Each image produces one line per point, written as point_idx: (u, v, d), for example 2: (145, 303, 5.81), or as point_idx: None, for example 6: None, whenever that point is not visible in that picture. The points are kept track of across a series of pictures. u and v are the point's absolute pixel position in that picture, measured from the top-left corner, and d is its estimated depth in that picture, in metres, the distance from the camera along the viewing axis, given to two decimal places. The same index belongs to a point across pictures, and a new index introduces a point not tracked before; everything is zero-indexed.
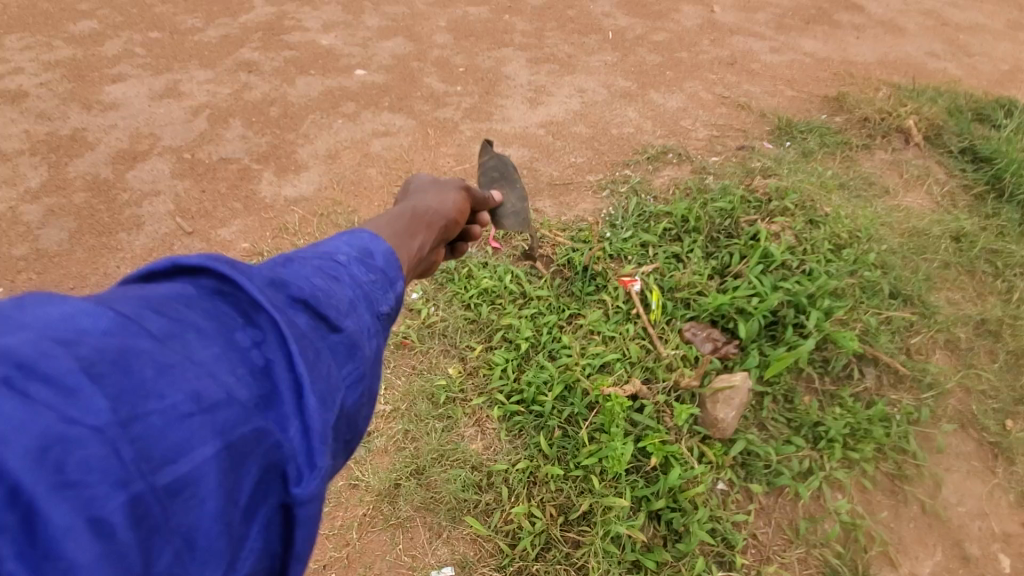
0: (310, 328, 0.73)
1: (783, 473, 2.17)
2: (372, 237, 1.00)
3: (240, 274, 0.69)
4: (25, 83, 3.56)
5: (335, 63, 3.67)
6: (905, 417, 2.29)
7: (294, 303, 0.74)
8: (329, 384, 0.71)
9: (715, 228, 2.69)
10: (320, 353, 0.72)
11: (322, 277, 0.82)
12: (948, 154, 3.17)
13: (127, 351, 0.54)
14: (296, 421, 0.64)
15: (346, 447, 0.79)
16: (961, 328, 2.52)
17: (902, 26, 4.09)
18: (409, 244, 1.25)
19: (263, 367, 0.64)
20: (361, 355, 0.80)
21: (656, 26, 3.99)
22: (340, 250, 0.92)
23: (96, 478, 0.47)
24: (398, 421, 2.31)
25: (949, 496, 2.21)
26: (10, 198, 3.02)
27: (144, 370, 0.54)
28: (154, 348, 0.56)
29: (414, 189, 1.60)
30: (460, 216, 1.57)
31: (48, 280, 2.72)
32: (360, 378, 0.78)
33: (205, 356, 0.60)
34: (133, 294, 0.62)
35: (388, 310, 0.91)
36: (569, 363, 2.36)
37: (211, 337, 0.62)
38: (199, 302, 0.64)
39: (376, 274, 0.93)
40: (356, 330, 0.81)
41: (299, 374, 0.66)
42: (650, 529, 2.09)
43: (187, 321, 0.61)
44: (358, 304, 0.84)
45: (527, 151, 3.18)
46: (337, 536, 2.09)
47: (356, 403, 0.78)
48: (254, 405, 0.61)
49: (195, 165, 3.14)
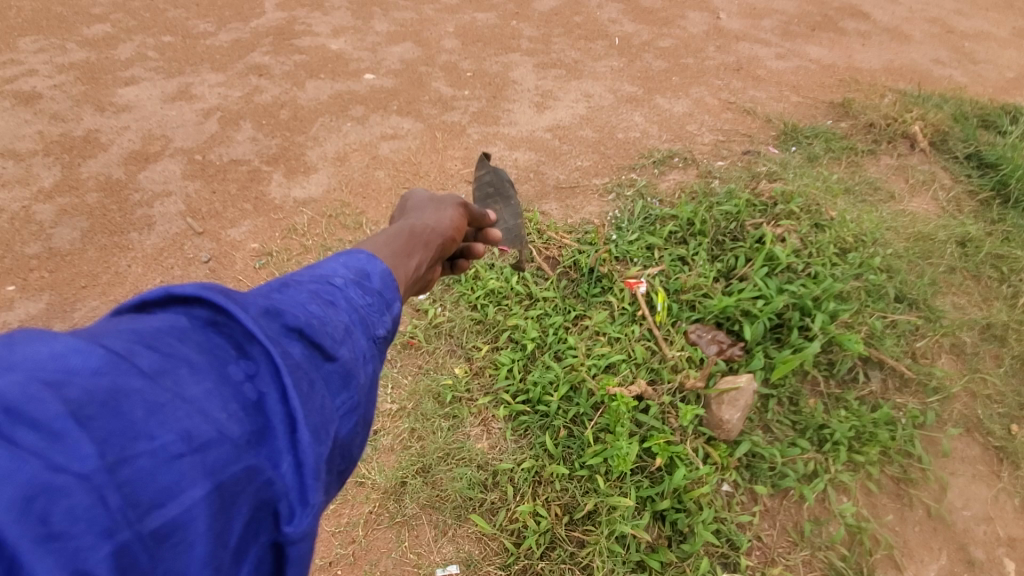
0: (304, 358, 0.76)
1: (789, 475, 2.19)
2: (369, 258, 1.06)
3: (234, 305, 0.71)
4: (39, 84, 3.61)
5: (344, 67, 3.71)
6: (911, 420, 2.31)
7: (287, 332, 0.77)
8: (321, 417, 0.74)
9: (720, 231, 2.71)
10: (314, 383, 0.75)
11: (316, 303, 0.86)
12: (954, 160, 3.19)
13: (118, 392, 0.56)
14: (288, 456, 0.67)
15: (340, 475, 0.83)
16: (967, 333, 2.53)
17: (908, 34, 4.10)
18: (406, 263, 1.28)
19: (255, 402, 0.67)
20: (354, 383, 0.84)
21: (663, 32, 4.02)
22: (336, 273, 0.96)
23: (81, 529, 0.49)
24: (404, 420, 2.35)
25: (954, 499, 2.23)
26: (24, 197, 3.07)
27: (133, 411, 0.56)
28: (145, 388, 0.59)
29: (411, 207, 1.65)
30: (457, 233, 1.60)
31: (61, 279, 2.77)
32: (354, 407, 0.83)
33: (196, 393, 0.63)
34: (126, 328, 0.64)
35: (384, 334, 0.96)
36: (574, 364, 2.39)
37: (204, 371, 0.64)
38: (192, 335, 0.67)
39: (372, 297, 0.98)
40: (349, 359, 0.84)
41: (291, 408, 0.69)
42: (655, 529, 2.12)
43: (180, 356, 0.64)
44: (353, 330, 0.88)
45: (534, 155, 3.21)
46: (344, 533, 2.13)
47: (348, 432, 0.82)
48: (246, 442, 0.64)
49: (206, 167, 3.19)
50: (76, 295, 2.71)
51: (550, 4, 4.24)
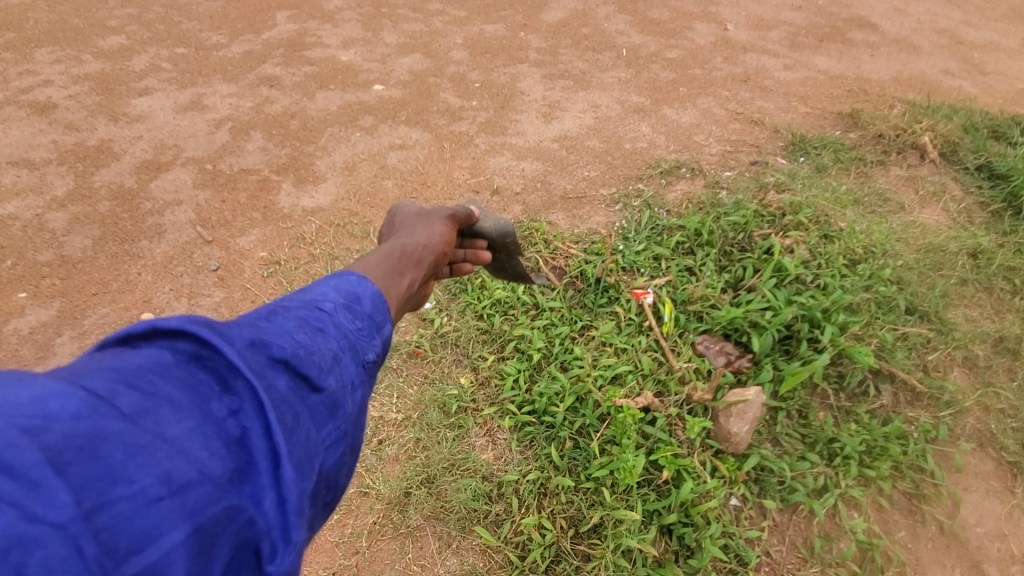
0: (289, 391, 0.78)
1: (798, 490, 2.16)
2: (359, 281, 1.09)
3: (219, 339, 0.73)
4: (54, 95, 3.67)
5: (354, 78, 3.75)
6: (923, 435, 2.28)
7: (274, 364, 0.79)
8: (305, 450, 0.76)
9: (728, 242, 2.70)
10: (299, 416, 0.78)
11: (304, 331, 0.89)
12: (964, 171, 3.17)
13: (97, 435, 0.57)
14: (271, 493, 0.69)
15: (325, 506, 0.86)
16: (980, 346, 2.49)
17: (916, 45, 4.10)
18: (397, 283, 1.29)
19: (238, 438, 0.69)
20: (341, 413, 0.87)
21: (670, 43, 4.04)
22: (326, 298, 0.99)
23: None
24: (409, 430, 2.34)
25: (967, 516, 2.19)
26: (37, 205, 3.11)
27: (113, 455, 0.58)
28: (125, 429, 0.60)
29: (400, 225, 1.65)
30: (447, 248, 1.60)
31: (72, 286, 2.80)
32: (340, 437, 0.86)
33: (178, 432, 0.64)
34: (108, 366, 0.66)
35: (373, 358, 0.99)
36: (580, 375, 2.38)
37: (186, 410, 0.66)
38: (175, 371, 0.69)
39: (362, 321, 1.01)
40: (336, 389, 0.87)
41: (275, 443, 0.71)
42: (661, 544, 2.09)
43: (161, 395, 0.65)
44: (339, 359, 0.91)
45: (541, 165, 3.22)
46: (347, 544, 2.12)
47: (334, 463, 0.84)
48: (227, 480, 0.66)
49: (216, 176, 3.22)
50: (87, 302, 2.74)
51: (558, 16, 4.27)
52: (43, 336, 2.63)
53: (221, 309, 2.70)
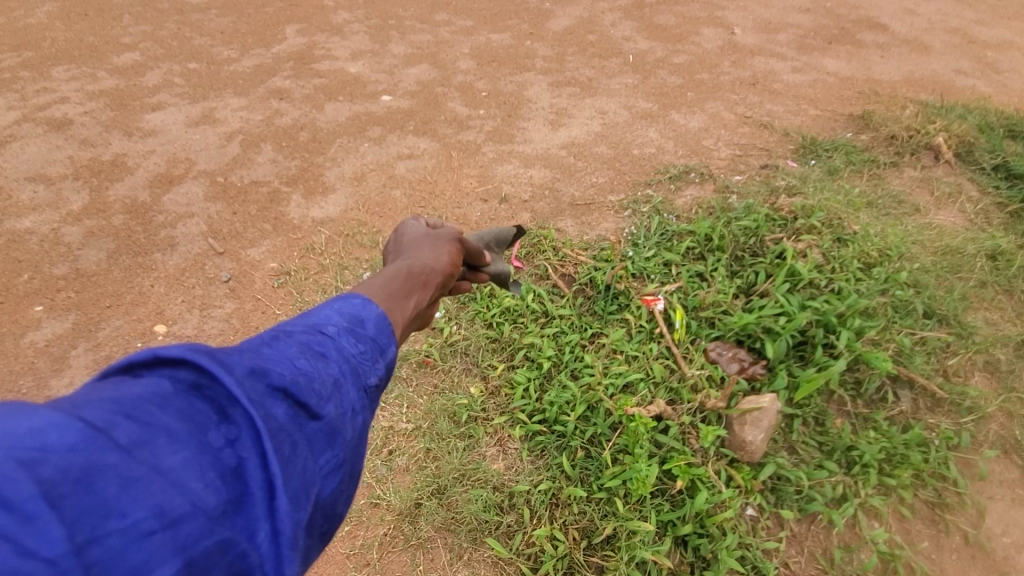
0: (287, 420, 0.78)
1: (816, 500, 2.11)
2: (363, 303, 1.08)
3: (219, 367, 0.72)
4: (69, 111, 3.74)
5: (362, 90, 3.79)
6: (944, 442, 2.22)
7: (273, 392, 0.78)
8: (301, 480, 0.75)
9: (739, 247, 2.67)
10: (296, 445, 0.77)
11: (305, 357, 0.88)
12: (980, 171, 3.11)
13: (92, 468, 0.57)
14: (265, 524, 0.68)
15: (322, 535, 0.84)
16: (1001, 350, 2.44)
17: (927, 45, 4.05)
18: (403, 305, 1.28)
19: (234, 468, 0.68)
20: (339, 440, 0.86)
21: (677, 49, 4.03)
22: (329, 321, 0.99)
23: None
24: (420, 440, 2.32)
25: (993, 525, 2.12)
26: (53, 220, 3.15)
27: (107, 487, 0.57)
28: (121, 462, 0.59)
29: (407, 243, 1.64)
30: (454, 269, 1.60)
31: (86, 299, 2.83)
32: (339, 464, 0.84)
33: (174, 463, 0.63)
34: (106, 397, 0.65)
35: (375, 382, 0.98)
36: (591, 383, 2.34)
37: (182, 441, 0.65)
38: (173, 402, 0.68)
39: (366, 344, 1.00)
40: (335, 417, 0.86)
41: (270, 473, 0.70)
42: (676, 555, 2.05)
43: (159, 425, 0.65)
44: (340, 386, 0.90)
45: (549, 172, 3.22)
46: (359, 556, 2.10)
47: (332, 491, 0.83)
48: (221, 512, 0.65)
49: (228, 188, 3.25)
50: (101, 314, 2.77)
51: (563, 24, 4.28)
52: (59, 349, 2.65)
53: (233, 320, 2.72)
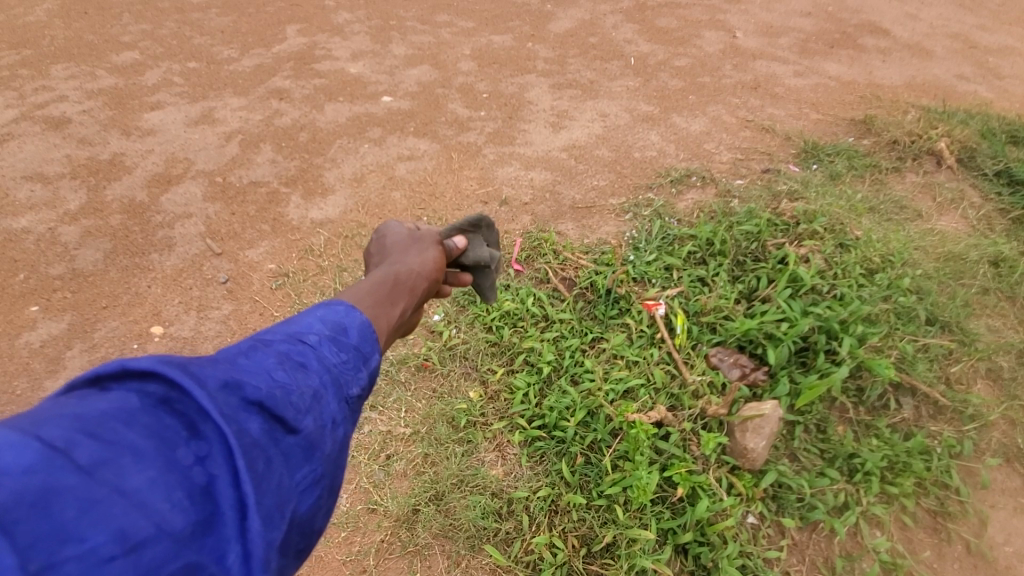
0: (262, 434, 0.75)
1: (818, 508, 2.08)
2: (346, 310, 1.05)
3: (190, 381, 0.70)
4: (68, 110, 3.72)
5: (362, 90, 3.77)
6: (947, 450, 2.20)
7: (247, 406, 0.76)
8: (275, 498, 0.73)
9: (741, 252, 2.65)
10: (271, 461, 0.75)
11: (284, 368, 0.86)
12: (983, 177, 3.09)
13: (49, 491, 0.55)
14: (236, 545, 0.66)
15: (299, 552, 0.82)
16: (1003, 357, 2.42)
17: (929, 49, 4.05)
18: (389, 311, 1.27)
19: (204, 486, 0.66)
20: (317, 455, 0.83)
21: (679, 52, 4.02)
22: (311, 329, 0.97)
23: None
24: (418, 445, 2.30)
25: (995, 534, 2.10)
26: (50, 219, 3.13)
27: (65, 511, 0.55)
28: (80, 484, 0.57)
29: (390, 245, 1.60)
30: (439, 274, 1.58)
31: (82, 300, 2.80)
32: (316, 480, 0.82)
33: (139, 483, 0.61)
34: (70, 413, 0.63)
35: (357, 393, 0.96)
36: (591, 389, 2.32)
37: (148, 459, 0.63)
38: (141, 417, 0.66)
39: (348, 353, 0.98)
40: (314, 430, 0.84)
41: (242, 493, 0.68)
42: (677, 563, 2.03)
43: (124, 443, 0.62)
44: (320, 397, 0.88)
45: (549, 175, 3.20)
46: (355, 562, 2.07)
47: (308, 507, 0.81)
48: (189, 534, 0.63)
49: (226, 189, 3.23)
50: (97, 315, 2.74)
51: (565, 26, 4.27)
52: (54, 350, 2.63)
53: (231, 322, 2.70)
